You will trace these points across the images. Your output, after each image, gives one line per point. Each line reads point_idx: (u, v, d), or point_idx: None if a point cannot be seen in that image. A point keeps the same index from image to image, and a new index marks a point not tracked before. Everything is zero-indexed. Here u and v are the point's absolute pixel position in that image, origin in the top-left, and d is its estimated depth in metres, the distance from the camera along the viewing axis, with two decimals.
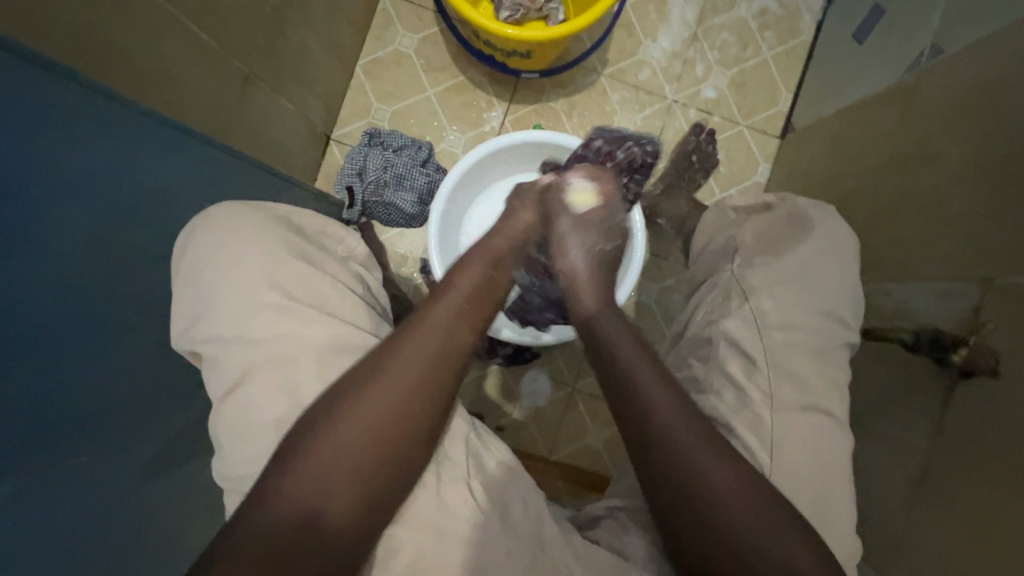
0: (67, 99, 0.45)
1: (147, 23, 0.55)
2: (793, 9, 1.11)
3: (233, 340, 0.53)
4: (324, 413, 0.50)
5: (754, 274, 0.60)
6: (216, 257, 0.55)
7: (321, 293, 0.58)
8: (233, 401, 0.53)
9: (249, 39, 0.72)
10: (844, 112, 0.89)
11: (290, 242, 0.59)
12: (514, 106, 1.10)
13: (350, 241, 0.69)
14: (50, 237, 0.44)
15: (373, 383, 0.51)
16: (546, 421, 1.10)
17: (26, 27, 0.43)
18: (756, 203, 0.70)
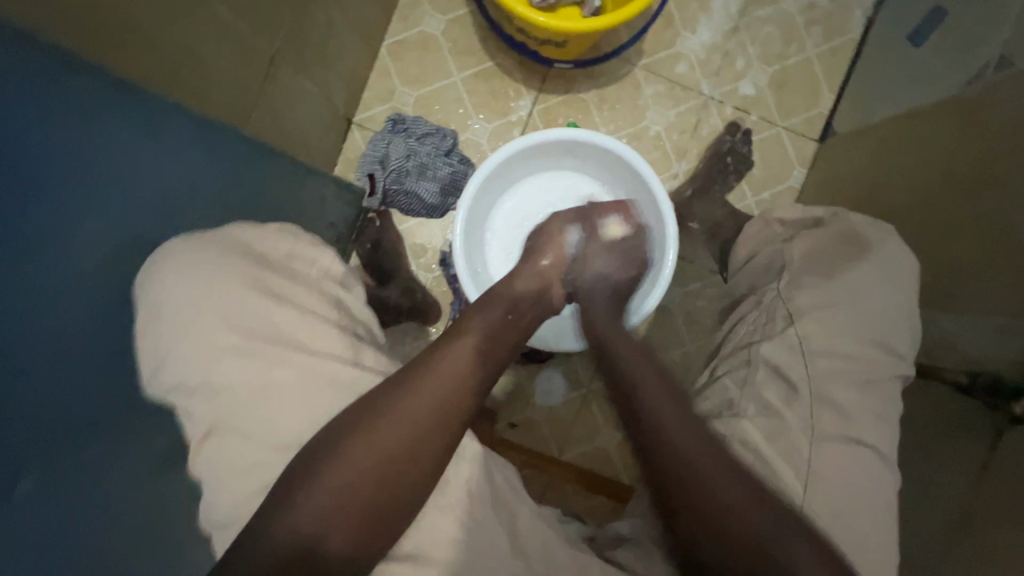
0: (75, 90, 0.42)
1: (178, 10, 0.52)
2: (843, 4, 1.05)
3: (197, 387, 0.50)
4: (340, 437, 0.51)
5: (800, 295, 0.58)
6: (177, 305, 0.51)
7: (287, 331, 0.54)
8: (207, 447, 0.51)
9: (275, 19, 0.68)
10: (894, 121, 0.84)
11: (249, 275, 0.54)
12: (543, 96, 1.05)
13: (324, 261, 0.62)
14: (61, 242, 0.42)
15: (387, 410, 0.53)
16: (559, 421, 1.09)
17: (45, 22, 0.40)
18: (803, 218, 0.68)
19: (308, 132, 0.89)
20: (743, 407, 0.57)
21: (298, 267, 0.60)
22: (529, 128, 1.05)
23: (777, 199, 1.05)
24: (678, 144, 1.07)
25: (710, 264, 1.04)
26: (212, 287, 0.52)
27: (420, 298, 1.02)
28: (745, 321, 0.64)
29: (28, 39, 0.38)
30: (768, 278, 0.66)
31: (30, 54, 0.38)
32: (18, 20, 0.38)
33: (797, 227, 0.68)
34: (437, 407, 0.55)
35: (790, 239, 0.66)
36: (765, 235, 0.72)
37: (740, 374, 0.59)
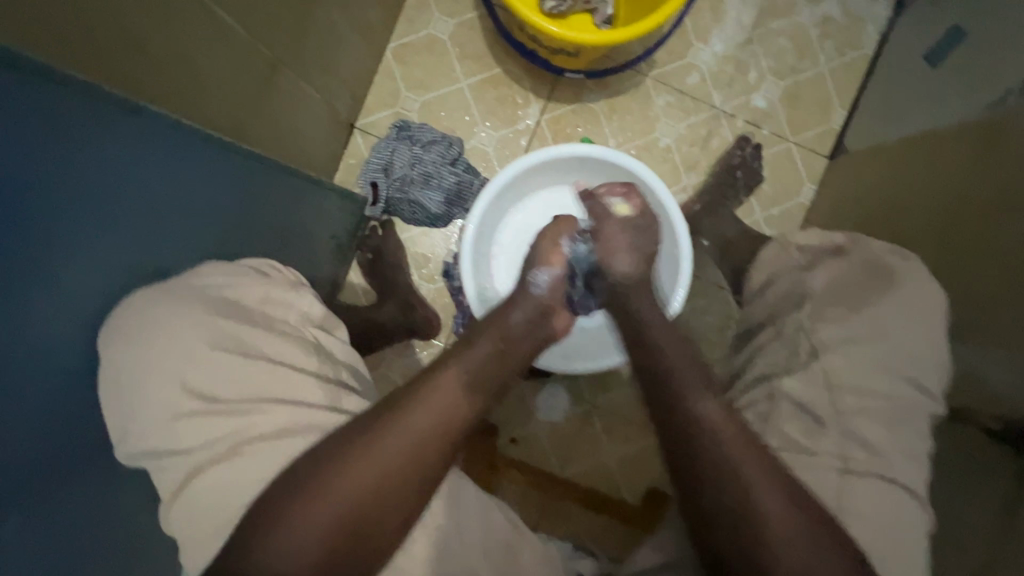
0: (80, 116, 0.39)
1: (178, 17, 0.49)
2: (857, 18, 1.04)
3: (167, 456, 0.50)
4: (360, 436, 0.49)
5: (826, 329, 0.58)
6: (136, 370, 0.49)
7: (256, 389, 0.53)
8: (176, 508, 0.50)
9: (279, 23, 0.65)
10: (911, 142, 0.83)
11: (215, 329, 0.53)
12: (552, 104, 1.03)
13: (301, 304, 0.62)
14: (40, 266, 0.39)
15: (410, 413, 0.51)
16: (561, 437, 1.07)
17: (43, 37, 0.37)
18: (824, 244, 0.68)
19: (310, 139, 0.86)
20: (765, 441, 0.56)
21: (274, 311, 0.60)
22: (536, 136, 1.03)
23: (786, 216, 1.04)
24: (687, 156, 1.05)
25: (717, 280, 1.03)
26: (177, 346, 0.51)
27: (421, 314, 0.98)
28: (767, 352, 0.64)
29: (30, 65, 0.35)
30: (787, 306, 0.66)
31: (30, 81, 0.35)
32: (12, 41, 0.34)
33: (817, 255, 0.68)
34: (457, 415, 0.53)
35: (810, 266, 0.67)
36: (782, 259, 0.72)
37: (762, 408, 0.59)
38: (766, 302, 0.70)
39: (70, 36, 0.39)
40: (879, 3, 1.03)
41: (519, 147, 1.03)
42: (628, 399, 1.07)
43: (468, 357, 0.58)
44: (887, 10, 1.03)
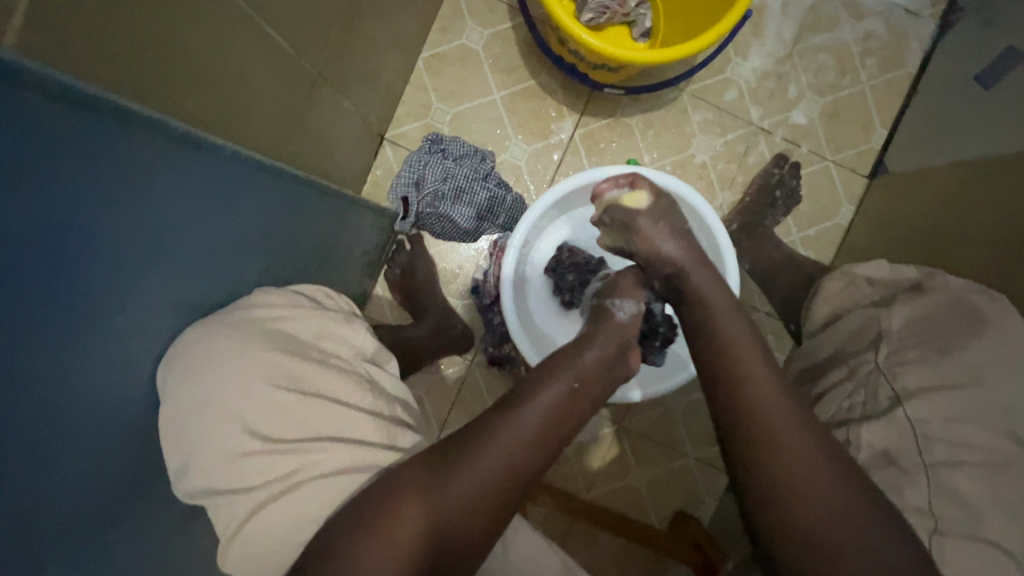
0: (132, 150, 0.37)
1: (222, 36, 0.48)
2: (901, 35, 1.01)
3: (230, 495, 0.49)
4: (407, 487, 0.50)
5: (909, 375, 0.59)
6: (201, 412, 0.48)
7: (315, 426, 0.54)
8: (235, 546, 0.50)
9: (319, 38, 0.63)
10: (962, 167, 0.81)
11: (275, 366, 0.53)
12: (586, 118, 1.00)
13: (354, 339, 0.64)
14: (88, 307, 0.38)
15: (461, 461, 0.51)
16: (589, 457, 1.05)
17: (90, 65, 0.35)
18: (898, 280, 0.71)
19: (343, 152, 0.84)
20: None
21: (329, 346, 0.61)
22: (570, 151, 1.00)
23: (823, 237, 1.02)
24: (723, 174, 1.02)
25: (752, 301, 1.01)
26: (238, 383, 0.51)
27: (457, 333, 0.97)
28: (837, 389, 0.66)
29: (87, 102, 0.33)
30: (861, 344, 0.67)
31: (85, 118, 0.33)
32: (64, 73, 0.32)
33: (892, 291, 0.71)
34: (512, 461, 0.52)
35: (885, 304, 0.68)
36: (851, 293, 0.75)
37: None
38: (834, 339, 0.72)
39: (116, 60, 0.37)
40: (923, 20, 1.01)
41: (552, 162, 1.00)
42: (657, 420, 1.05)
43: (535, 395, 0.56)
44: (931, 27, 1.01)
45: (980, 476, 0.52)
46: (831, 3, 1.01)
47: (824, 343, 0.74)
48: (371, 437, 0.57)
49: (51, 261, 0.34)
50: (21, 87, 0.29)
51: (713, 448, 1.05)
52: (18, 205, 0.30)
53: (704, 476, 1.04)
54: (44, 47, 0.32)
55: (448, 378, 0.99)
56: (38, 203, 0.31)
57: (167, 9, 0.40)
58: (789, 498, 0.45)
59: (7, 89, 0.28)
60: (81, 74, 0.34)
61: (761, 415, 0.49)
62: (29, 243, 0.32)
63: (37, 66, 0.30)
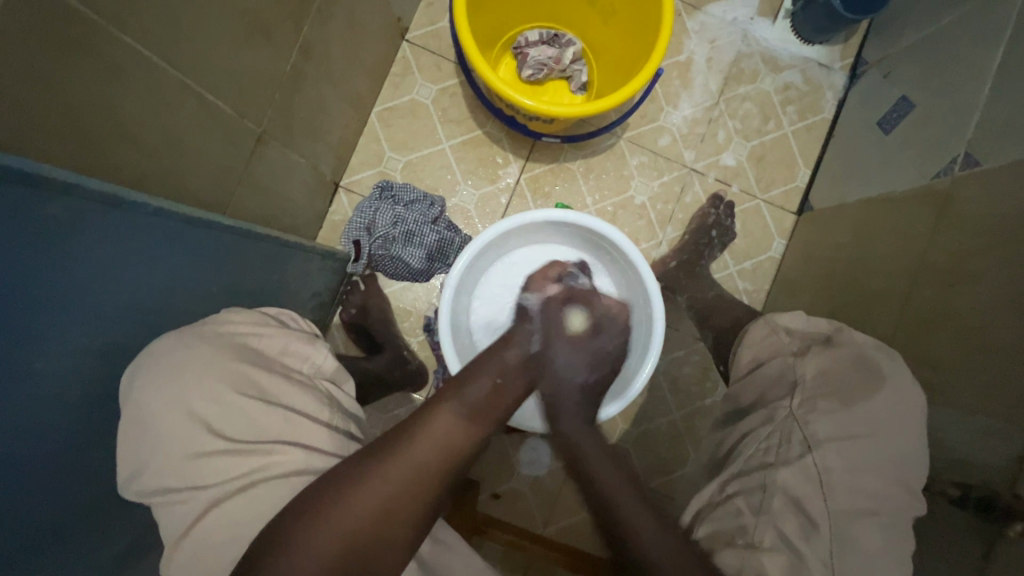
0: (53, 213, 0.41)
1: (160, 100, 0.53)
2: (816, 85, 1.11)
3: (185, 492, 0.50)
4: (355, 474, 0.50)
5: (820, 423, 0.62)
6: (162, 409, 0.50)
7: (273, 431, 0.55)
8: (182, 548, 0.50)
9: (261, 99, 0.68)
10: (869, 204, 0.88)
11: (240, 372, 0.55)
12: (530, 164, 1.07)
13: (316, 357, 0.65)
14: (30, 359, 0.42)
15: (396, 451, 0.52)
16: (545, 491, 1.06)
17: (21, 139, 0.40)
18: (813, 332, 0.74)
19: (296, 200, 0.89)
20: (758, 533, 0.57)
21: (291, 363, 0.63)
22: (516, 194, 1.07)
23: (757, 269, 1.08)
24: (662, 213, 1.09)
25: (694, 332, 1.06)
26: (204, 385, 0.52)
27: (413, 367, 1.00)
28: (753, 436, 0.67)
29: (16, 174, 0.37)
30: (780, 390, 0.69)
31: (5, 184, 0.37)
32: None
33: (805, 342, 0.73)
34: (453, 448, 0.55)
35: (801, 353, 0.71)
36: (772, 341, 0.77)
37: (755, 500, 0.60)
38: (756, 382, 0.74)
39: (48, 131, 0.42)
40: (835, 71, 1.11)
41: (499, 205, 1.06)
42: None
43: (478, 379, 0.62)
44: (842, 78, 1.11)
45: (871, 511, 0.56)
46: (751, 57, 1.11)
47: (748, 384, 0.76)
48: (326, 446, 0.57)
49: None
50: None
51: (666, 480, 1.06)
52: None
53: None
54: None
55: (401, 414, 1.01)
56: None
57: (101, 81, 0.45)
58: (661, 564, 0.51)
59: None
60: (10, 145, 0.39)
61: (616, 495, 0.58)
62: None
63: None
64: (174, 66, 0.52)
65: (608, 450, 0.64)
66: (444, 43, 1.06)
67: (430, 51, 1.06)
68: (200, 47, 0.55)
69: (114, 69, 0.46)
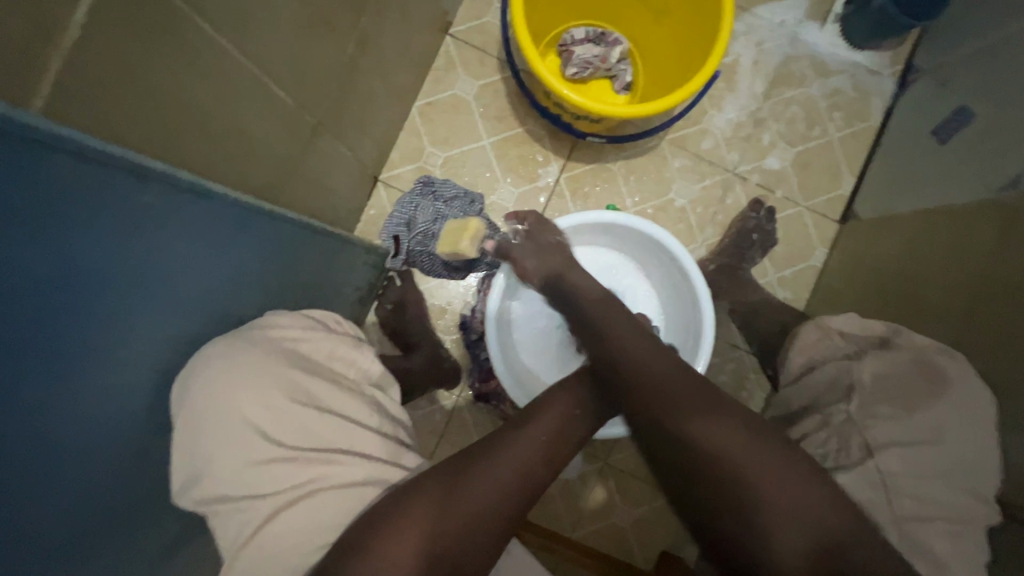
0: (133, 196, 0.40)
1: (230, 90, 0.52)
2: (865, 91, 1.09)
3: (246, 501, 0.48)
4: (364, 538, 0.46)
5: (877, 427, 0.60)
6: (218, 417, 0.48)
7: (327, 439, 0.52)
8: (241, 559, 0.48)
9: (317, 90, 0.68)
10: (923, 215, 0.86)
11: (291, 381, 0.52)
12: (571, 163, 1.06)
13: (362, 361, 0.61)
14: (105, 347, 0.42)
15: (468, 472, 0.50)
16: (575, 494, 1.05)
17: (107, 126, 0.40)
18: (863, 333, 0.71)
19: (339, 194, 0.88)
20: None
21: (338, 369, 0.59)
22: (555, 194, 1.05)
23: (798, 278, 1.06)
24: (703, 217, 1.07)
25: (731, 339, 1.05)
26: (255, 395, 0.50)
27: (448, 365, 0.99)
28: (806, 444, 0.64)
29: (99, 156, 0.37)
30: (833, 395, 0.66)
31: (88, 167, 0.36)
32: (74, 130, 0.35)
33: (858, 343, 0.71)
34: (478, 510, 0.49)
35: (858, 356, 0.68)
36: (823, 346, 0.73)
37: None
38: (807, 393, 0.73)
39: (130, 116, 0.42)
40: (884, 78, 1.08)
41: (539, 204, 1.05)
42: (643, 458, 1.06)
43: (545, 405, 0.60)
44: (891, 84, 1.08)
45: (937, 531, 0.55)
46: (798, 60, 1.09)
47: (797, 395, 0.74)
48: (379, 455, 0.54)
49: (68, 303, 0.37)
50: (27, 146, 0.32)
51: None
52: (9, 248, 0.32)
53: None
54: (50, 103, 0.34)
55: (435, 411, 1.00)
56: (52, 253, 0.35)
57: (181, 68, 0.45)
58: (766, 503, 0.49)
59: (12, 143, 0.31)
60: (97, 134, 0.39)
61: (711, 427, 0.53)
62: (27, 279, 0.34)
63: (45, 122, 0.33)
64: (245, 55, 0.52)
65: (665, 357, 0.60)
66: (488, 39, 1.05)
67: (474, 46, 1.05)
68: (267, 35, 0.54)
69: (192, 57, 0.46)
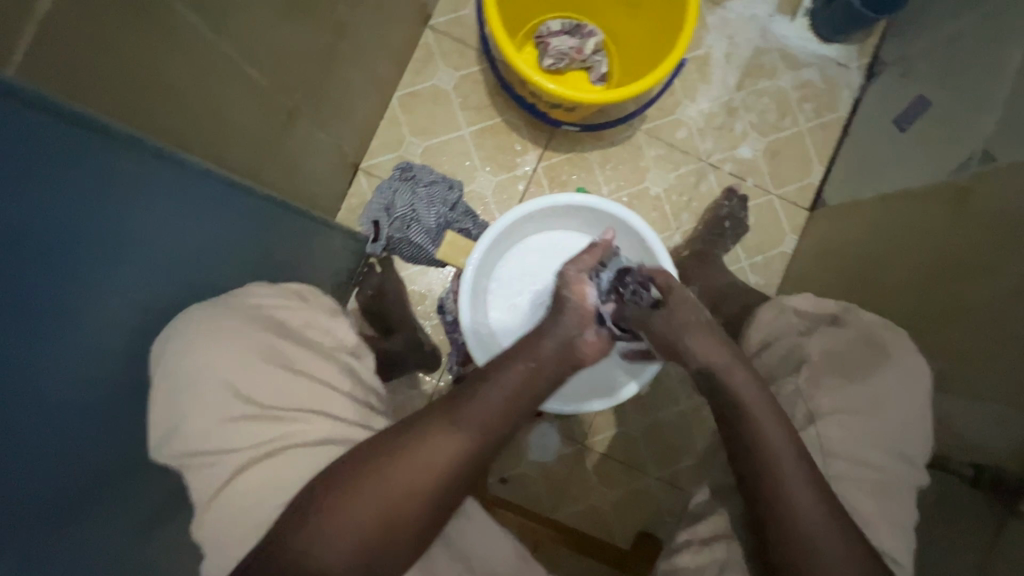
0: (103, 161, 0.42)
1: (205, 68, 0.54)
2: (833, 84, 1.12)
3: (214, 456, 0.50)
4: (327, 494, 0.48)
5: (822, 397, 0.62)
6: (195, 378, 0.50)
7: (297, 399, 0.54)
8: (212, 512, 0.49)
9: (295, 75, 0.69)
10: (884, 199, 0.89)
11: (265, 344, 0.54)
12: (548, 153, 1.08)
13: (338, 330, 0.62)
14: (81, 310, 0.43)
15: (417, 442, 0.51)
16: (553, 476, 1.08)
17: (85, 96, 0.41)
18: (817, 309, 0.73)
19: (319, 181, 0.90)
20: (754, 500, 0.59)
21: (313, 336, 0.60)
22: (533, 183, 1.08)
23: (770, 264, 1.10)
24: (677, 205, 1.10)
25: None
26: (231, 356, 0.52)
27: (427, 349, 1.02)
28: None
29: (69, 116, 0.38)
30: (785, 367, 0.69)
31: (57, 127, 0.38)
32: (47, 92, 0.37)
33: (812, 324, 0.72)
34: (425, 481, 0.50)
35: (808, 332, 0.70)
36: (779, 322, 0.75)
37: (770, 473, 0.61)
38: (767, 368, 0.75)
39: (108, 88, 0.43)
40: (851, 70, 1.12)
41: (517, 192, 1.07)
42: (620, 440, 1.08)
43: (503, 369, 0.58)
44: (858, 77, 1.12)
45: (878, 491, 0.58)
46: (769, 53, 1.12)
47: None
48: (349, 416, 0.56)
49: (41, 262, 0.38)
50: None
51: (673, 468, 1.08)
52: None
53: (664, 493, 1.07)
54: (29, 69, 0.36)
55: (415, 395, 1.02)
56: (26, 212, 0.36)
57: (159, 44, 0.47)
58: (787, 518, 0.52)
59: None
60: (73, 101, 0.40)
61: (772, 447, 0.55)
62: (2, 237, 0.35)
63: (13, 79, 0.35)
64: (220, 36, 0.54)
65: (752, 372, 0.60)
66: (467, 31, 1.07)
67: (453, 38, 1.07)
68: (244, 18, 0.55)
69: (168, 33, 0.47)
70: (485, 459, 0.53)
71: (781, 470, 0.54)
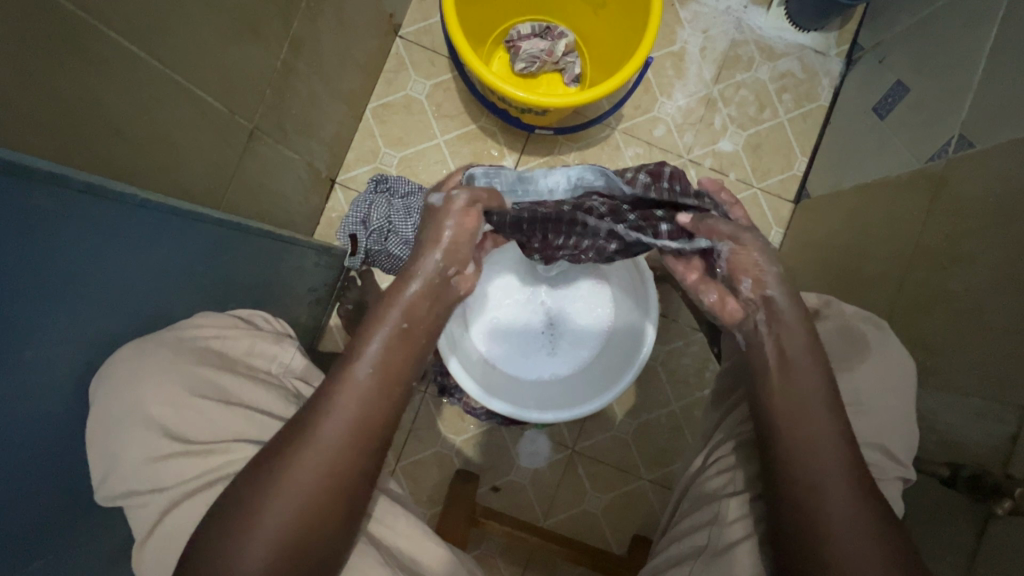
0: (37, 203, 0.40)
1: (144, 95, 0.53)
2: (813, 73, 1.10)
3: (146, 495, 0.49)
4: (203, 556, 0.43)
5: None
6: (124, 420, 0.49)
7: (232, 431, 0.52)
8: (148, 551, 0.49)
9: (252, 95, 0.69)
10: (865, 188, 0.87)
11: (198, 375, 0.53)
12: (525, 157, 1.07)
13: (284, 356, 0.62)
14: (20, 350, 0.42)
15: (298, 448, 0.46)
16: (545, 484, 1.06)
17: (17, 134, 0.41)
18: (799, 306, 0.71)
19: (290, 198, 0.90)
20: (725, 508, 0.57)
21: (258, 363, 0.60)
22: None
23: None
24: None
25: (692, 322, 1.08)
26: (160, 392, 0.51)
27: None
28: (737, 411, 0.65)
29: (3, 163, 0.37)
30: None
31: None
32: None
33: None
34: (318, 486, 0.45)
35: None
36: None
37: None
38: None
39: (41, 124, 0.43)
40: (831, 58, 1.10)
41: None
42: (610, 444, 1.07)
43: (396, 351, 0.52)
44: (838, 65, 1.10)
45: None
46: (745, 45, 1.11)
47: None
48: None
49: None
50: None
51: (667, 469, 1.06)
52: None
53: (658, 495, 1.06)
54: None
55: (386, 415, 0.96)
56: None
57: (84, 72, 0.45)
58: (807, 502, 0.48)
59: None
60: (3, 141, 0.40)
61: (785, 422, 0.52)
62: None
63: None
64: (158, 59, 0.53)
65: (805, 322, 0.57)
66: (437, 38, 1.06)
67: (423, 46, 1.07)
68: (185, 42, 0.55)
69: (93, 58, 0.46)
70: (379, 440, 0.49)
71: (793, 447, 0.50)
